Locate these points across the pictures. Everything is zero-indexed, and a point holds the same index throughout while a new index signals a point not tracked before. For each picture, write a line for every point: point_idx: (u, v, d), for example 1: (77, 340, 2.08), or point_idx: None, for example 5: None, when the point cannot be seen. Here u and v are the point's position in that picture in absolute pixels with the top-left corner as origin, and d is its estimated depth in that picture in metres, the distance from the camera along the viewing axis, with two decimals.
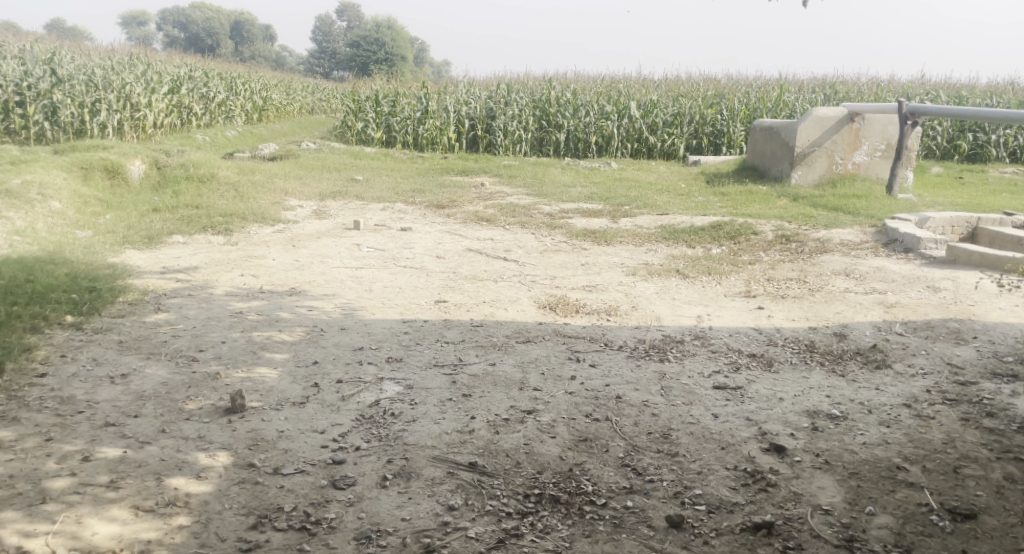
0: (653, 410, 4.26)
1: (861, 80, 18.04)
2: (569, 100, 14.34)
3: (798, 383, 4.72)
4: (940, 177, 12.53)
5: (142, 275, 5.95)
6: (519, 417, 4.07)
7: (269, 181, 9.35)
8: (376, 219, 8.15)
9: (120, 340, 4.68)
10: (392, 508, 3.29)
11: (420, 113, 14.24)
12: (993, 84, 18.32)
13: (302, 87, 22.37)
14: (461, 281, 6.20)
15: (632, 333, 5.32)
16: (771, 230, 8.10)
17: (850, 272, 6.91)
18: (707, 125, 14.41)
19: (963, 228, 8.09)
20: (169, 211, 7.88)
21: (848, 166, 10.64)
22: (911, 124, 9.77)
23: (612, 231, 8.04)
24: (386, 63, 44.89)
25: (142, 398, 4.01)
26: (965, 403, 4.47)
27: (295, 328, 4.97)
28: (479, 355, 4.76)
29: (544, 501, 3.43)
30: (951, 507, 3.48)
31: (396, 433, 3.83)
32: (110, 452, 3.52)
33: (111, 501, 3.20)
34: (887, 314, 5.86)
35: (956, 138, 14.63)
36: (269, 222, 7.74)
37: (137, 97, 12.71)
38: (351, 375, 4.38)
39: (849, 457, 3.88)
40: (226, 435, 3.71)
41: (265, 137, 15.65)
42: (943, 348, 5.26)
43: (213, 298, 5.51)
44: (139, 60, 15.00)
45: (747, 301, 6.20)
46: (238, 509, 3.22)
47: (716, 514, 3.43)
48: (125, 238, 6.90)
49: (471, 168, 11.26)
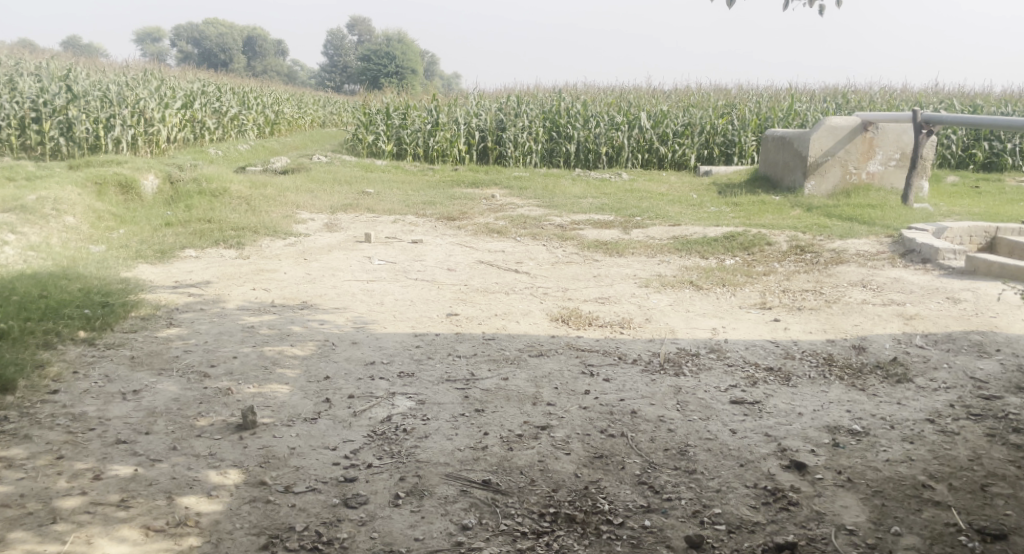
0: (669, 426, 4.20)
1: (872, 88, 17.91)
2: (579, 111, 14.29)
3: (817, 398, 4.64)
4: (956, 187, 12.41)
5: (155, 289, 5.95)
6: (533, 432, 4.01)
7: (281, 194, 9.34)
8: (387, 232, 8.13)
9: (132, 356, 4.66)
10: (404, 527, 3.24)
11: (431, 125, 14.27)
12: (1007, 92, 18.18)
13: (313, 100, 22.42)
14: (474, 294, 6.17)
15: (646, 347, 5.25)
16: (785, 241, 8.03)
17: (867, 283, 6.83)
18: (718, 135, 14.35)
19: (981, 238, 7.99)
20: (182, 225, 7.88)
21: (862, 176, 10.55)
22: (925, 134, 9.70)
23: (624, 242, 7.98)
24: (396, 76, 45.14)
25: (153, 415, 3.98)
26: (990, 418, 4.38)
27: (307, 343, 4.94)
28: (492, 370, 4.70)
29: (559, 520, 3.37)
30: (979, 528, 3.39)
31: (408, 450, 3.77)
32: (121, 469, 3.49)
33: (122, 520, 3.16)
34: (907, 327, 5.77)
35: (971, 147, 14.61)
36: (281, 235, 7.72)
37: (150, 113, 12.82)
38: (363, 390, 4.34)
39: (872, 474, 3.81)
40: (237, 452, 3.67)
41: (277, 150, 15.72)
42: (966, 362, 5.17)
43: (225, 312, 5.48)
44: (152, 76, 15.09)
45: (763, 313, 6.13)
46: (249, 529, 3.17)
47: (736, 534, 3.36)
48: (138, 252, 6.90)
49: (482, 179, 11.24)
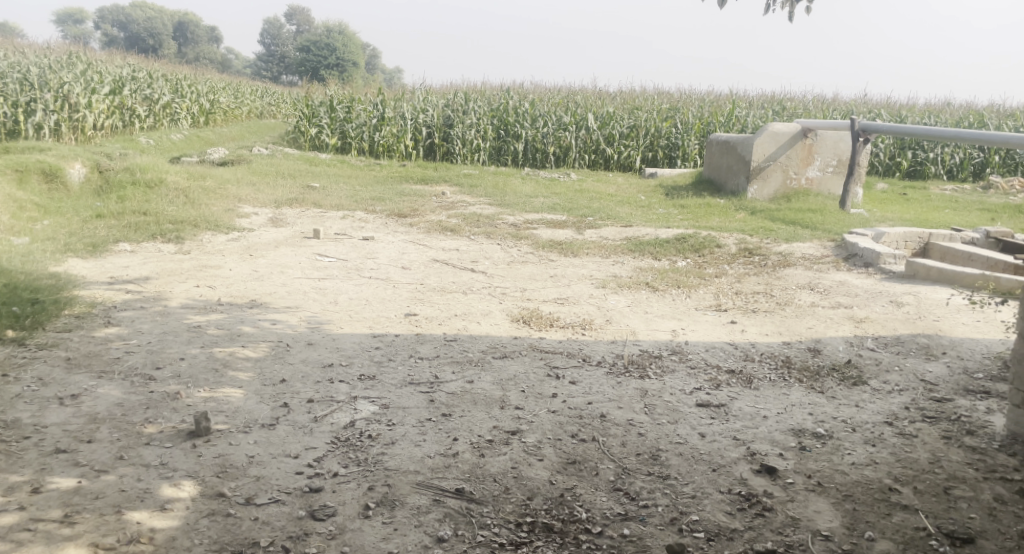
0: (639, 430, 4.10)
1: (807, 95, 18.32)
2: (527, 110, 14.23)
3: (779, 401, 4.62)
4: (886, 194, 12.75)
5: (89, 285, 5.59)
6: (503, 438, 3.87)
7: (221, 187, 8.95)
8: (336, 228, 7.87)
9: (68, 357, 4.34)
10: (377, 540, 3.06)
11: (377, 119, 14.01)
12: (930, 104, 18.85)
13: (251, 90, 21.65)
14: (430, 294, 5.98)
15: (609, 348, 5.16)
16: (734, 243, 8.06)
17: (815, 286, 6.90)
18: (662, 138, 14.43)
19: (915, 243, 8.14)
20: (114, 217, 7.47)
21: (801, 181, 10.71)
22: (862, 141, 9.88)
23: (578, 242, 7.90)
24: (337, 68, 44.59)
25: (96, 421, 3.69)
26: (944, 421, 4.41)
27: (260, 344, 4.69)
28: (456, 372, 4.54)
29: (537, 530, 3.23)
30: (948, 531, 3.39)
31: (375, 457, 3.59)
32: (62, 482, 3.21)
33: (66, 538, 2.90)
34: (858, 330, 5.83)
35: (897, 156, 14.99)
36: (223, 229, 7.38)
37: (75, 97, 12.20)
38: (323, 393, 4.12)
39: (841, 477, 3.79)
40: (191, 462, 3.42)
41: (213, 141, 15.19)
42: (915, 364, 5.23)
43: (168, 311, 5.17)
44: (78, 60, 14.40)
45: (719, 314, 6.11)
46: (209, 545, 2.94)
47: (716, 541, 3.29)
48: (67, 245, 6.49)
49: (431, 176, 11.04)
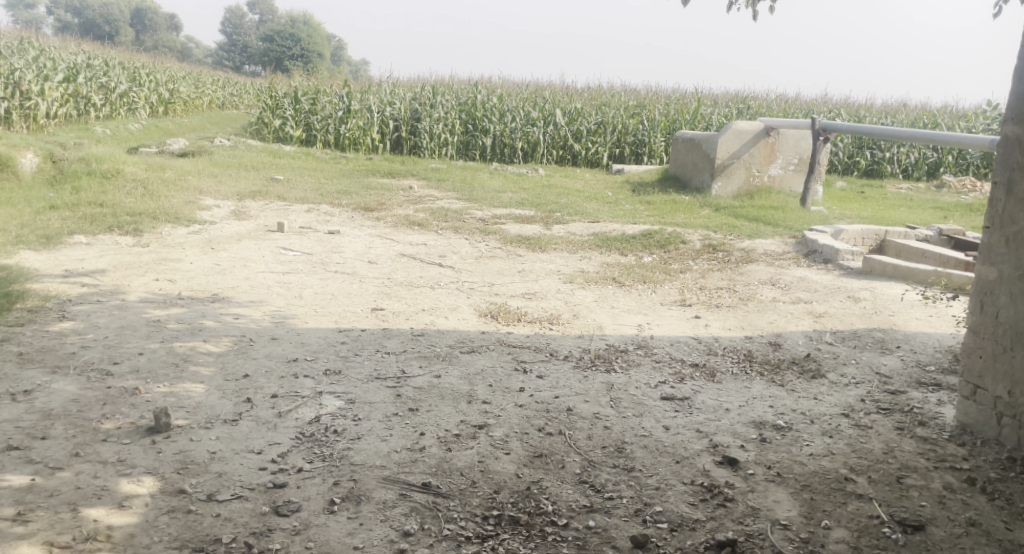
0: (605, 423, 4.11)
1: (769, 94, 18.56)
2: (495, 104, 14.20)
3: (741, 394, 4.66)
4: (844, 191, 12.96)
5: (42, 278, 5.46)
6: (470, 432, 3.85)
7: (182, 178, 8.79)
8: (301, 221, 7.78)
9: (20, 353, 4.22)
10: (341, 535, 3.03)
11: (343, 112, 13.89)
12: (888, 104, 19.24)
13: (213, 80, 21.30)
14: (397, 288, 5.94)
15: (576, 343, 5.16)
16: (698, 239, 8.12)
17: (776, 282, 6.98)
18: (628, 135, 14.53)
19: (872, 241, 8.25)
20: (69, 208, 7.30)
21: (764, 178, 10.83)
22: (822, 140, 9.99)
23: (546, 237, 7.90)
24: (302, 59, 44.07)
25: (50, 418, 3.60)
26: (898, 412, 4.49)
27: (222, 338, 4.61)
28: (423, 367, 4.51)
29: (503, 523, 3.22)
30: (901, 519, 3.45)
31: (341, 452, 3.55)
32: (15, 479, 3.12)
33: (19, 537, 2.83)
34: (817, 325, 5.91)
35: (856, 155, 15.24)
36: (183, 222, 7.26)
37: (28, 84, 11.90)
38: (287, 389, 4.07)
39: (800, 468, 3.83)
40: (150, 458, 3.35)
41: (173, 132, 14.92)
42: (872, 358, 5.32)
43: (126, 305, 5.07)
44: (31, 46, 14.05)
45: (683, 309, 6.15)
46: (169, 542, 2.88)
47: (679, 532, 3.30)
48: (19, 237, 6.32)
49: (398, 170, 10.97)
